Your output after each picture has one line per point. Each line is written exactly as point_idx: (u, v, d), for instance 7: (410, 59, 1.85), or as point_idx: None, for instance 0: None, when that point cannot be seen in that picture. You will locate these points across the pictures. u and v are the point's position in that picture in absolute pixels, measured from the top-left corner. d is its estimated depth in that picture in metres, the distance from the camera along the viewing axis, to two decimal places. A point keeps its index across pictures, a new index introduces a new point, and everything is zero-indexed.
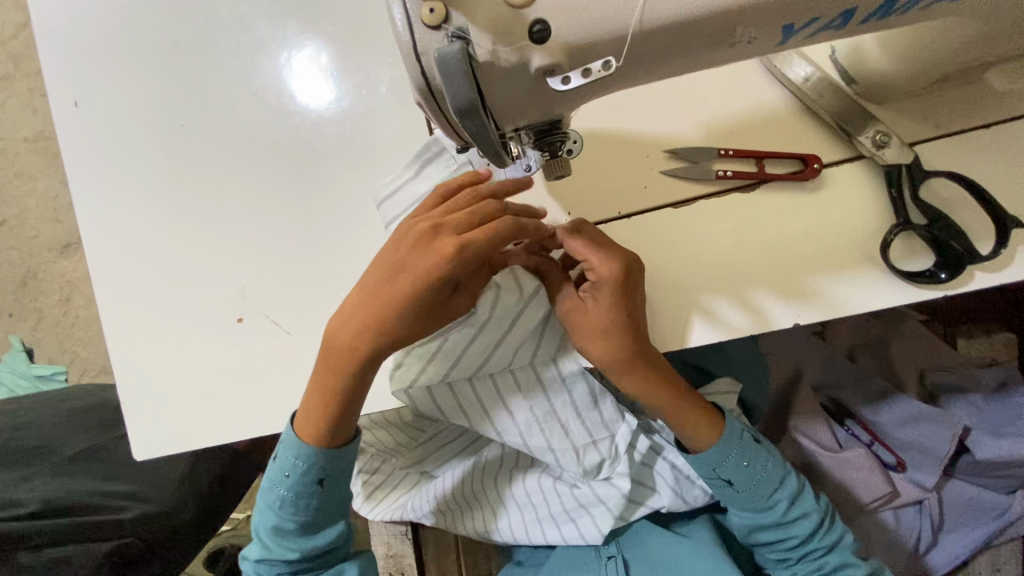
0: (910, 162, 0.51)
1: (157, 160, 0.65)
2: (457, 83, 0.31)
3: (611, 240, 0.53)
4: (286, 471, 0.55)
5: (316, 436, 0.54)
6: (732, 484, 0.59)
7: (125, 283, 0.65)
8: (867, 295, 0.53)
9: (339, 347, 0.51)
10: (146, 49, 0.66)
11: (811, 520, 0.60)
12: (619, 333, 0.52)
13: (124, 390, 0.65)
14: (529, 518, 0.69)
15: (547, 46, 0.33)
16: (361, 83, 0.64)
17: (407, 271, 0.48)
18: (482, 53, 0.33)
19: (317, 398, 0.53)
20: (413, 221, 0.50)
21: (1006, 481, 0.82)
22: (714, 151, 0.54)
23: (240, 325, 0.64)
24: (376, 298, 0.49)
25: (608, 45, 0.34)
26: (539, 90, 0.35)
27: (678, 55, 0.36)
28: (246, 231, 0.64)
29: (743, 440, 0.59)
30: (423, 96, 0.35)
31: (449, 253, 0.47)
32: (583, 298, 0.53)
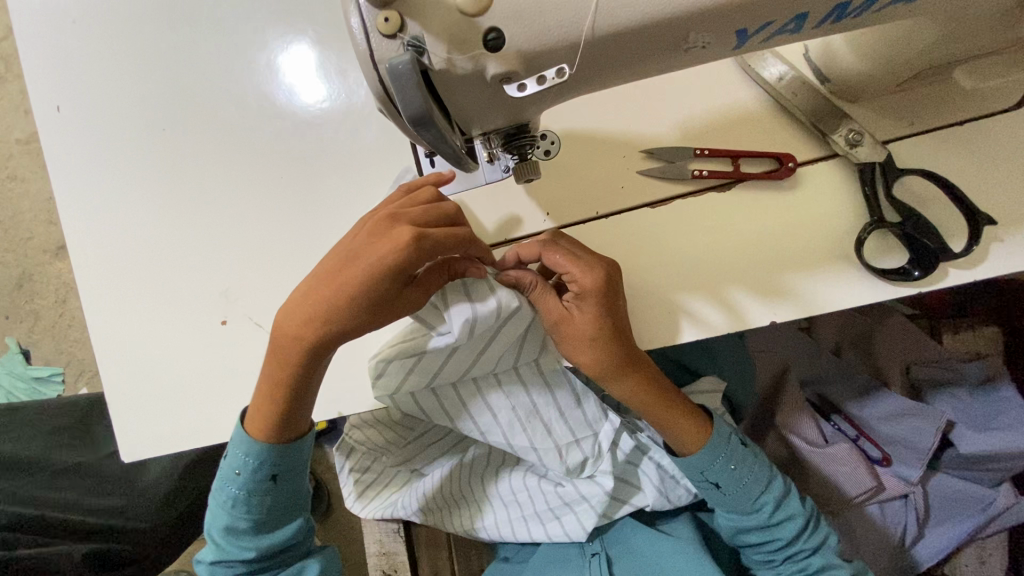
0: (883, 159, 0.51)
1: (140, 164, 0.66)
2: (410, 92, 0.31)
3: (588, 250, 0.53)
4: (238, 469, 0.55)
5: (261, 432, 0.55)
6: (719, 486, 0.59)
7: (111, 287, 0.66)
8: (842, 292, 0.53)
9: (284, 335, 0.49)
10: (128, 52, 0.66)
11: (797, 523, 0.60)
12: (604, 343, 0.53)
13: (110, 392, 0.65)
14: (514, 515, 0.70)
15: (501, 54, 0.33)
16: (341, 85, 0.65)
17: (359, 260, 0.47)
18: (438, 61, 0.33)
19: (267, 383, 0.53)
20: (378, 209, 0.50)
21: (990, 473, 0.82)
22: (689, 151, 0.55)
23: (225, 328, 0.64)
24: (323, 284, 0.48)
25: (562, 52, 0.34)
26: (499, 95, 0.36)
27: (638, 59, 0.36)
28: (228, 234, 0.65)
29: (731, 444, 0.59)
30: (382, 103, 0.35)
31: (402, 245, 0.46)
32: (568, 308, 0.53)
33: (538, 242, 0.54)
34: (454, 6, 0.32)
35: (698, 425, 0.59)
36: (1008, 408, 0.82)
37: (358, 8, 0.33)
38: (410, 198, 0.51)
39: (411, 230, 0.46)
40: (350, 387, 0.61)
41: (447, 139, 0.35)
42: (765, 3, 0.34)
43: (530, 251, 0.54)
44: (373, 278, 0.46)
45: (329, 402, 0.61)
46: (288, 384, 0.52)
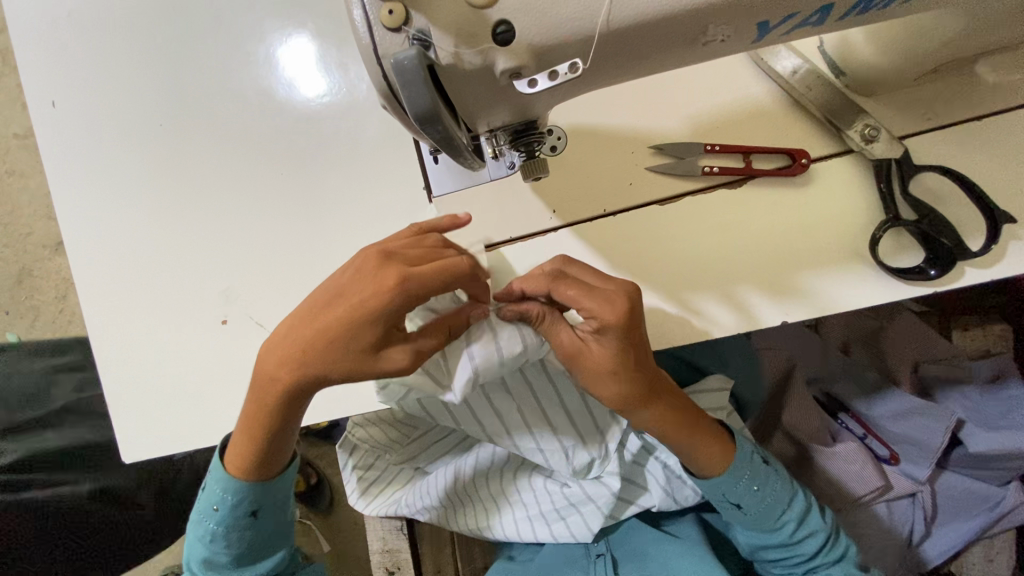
0: (899, 156, 0.50)
1: (139, 162, 0.65)
2: (415, 89, 0.30)
3: (602, 278, 0.50)
4: (215, 505, 0.55)
5: (243, 470, 0.54)
6: (740, 506, 0.59)
7: (110, 286, 0.65)
8: (855, 292, 0.52)
9: (262, 376, 0.48)
10: (124, 46, 0.64)
11: (818, 538, 0.60)
12: (626, 378, 0.50)
13: (111, 393, 0.64)
14: (520, 516, 0.69)
15: (512, 48, 0.32)
16: (343, 79, 0.63)
17: (343, 298, 0.46)
18: (445, 56, 0.32)
19: (246, 419, 0.51)
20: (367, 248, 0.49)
21: (1002, 472, 0.81)
22: (700, 147, 0.53)
23: (225, 328, 0.63)
24: (307, 320, 0.47)
25: (574, 47, 0.33)
26: (507, 91, 0.34)
27: (653, 52, 0.35)
28: (228, 231, 0.64)
29: (753, 463, 0.59)
30: (386, 100, 0.34)
31: (388, 286, 0.44)
32: (586, 343, 0.49)
33: (545, 276, 0.50)
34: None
35: (722, 452, 0.57)
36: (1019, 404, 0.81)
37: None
38: (414, 240, 0.50)
39: (397, 270, 0.45)
40: (353, 388, 0.60)
41: (453, 136, 0.34)
42: None
43: (536, 287, 0.51)
44: (356, 318, 0.45)
45: (332, 403, 0.60)
46: (264, 424, 0.50)
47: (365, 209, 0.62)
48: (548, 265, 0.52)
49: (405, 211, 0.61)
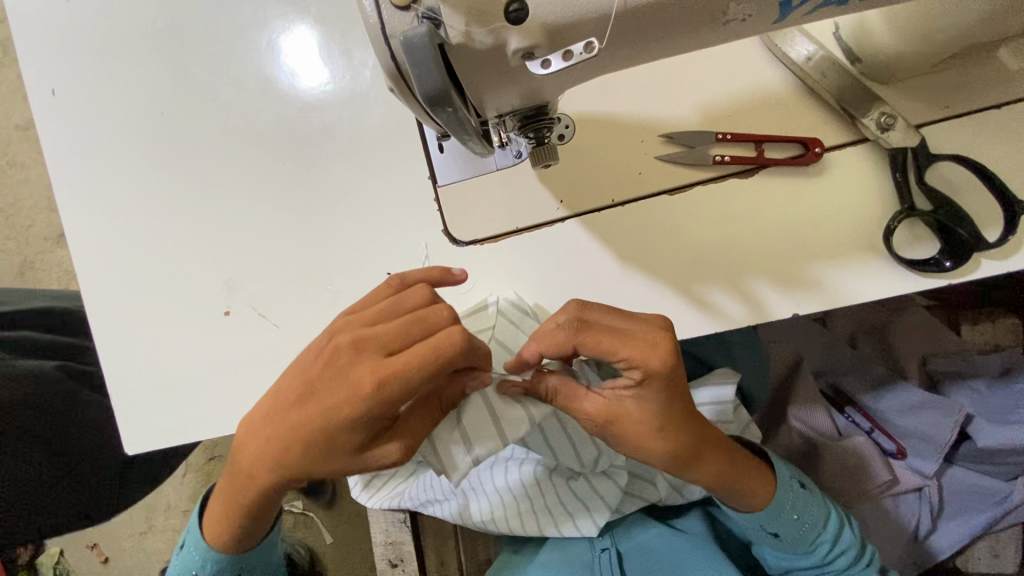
0: (916, 145, 0.49)
1: (139, 150, 0.64)
2: (425, 69, 0.29)
3: (628, 319, 0.47)
4: (194, 570, 0.55)
5: (228, 544, 0.54)
6: (778, 535, 0.60)
7: (111, 277, 0.64)
8: (867, 284, 0.51)
9: (245, 464, 0.48)
10: (123, 33, 0.63)
11: (849, 554, 0.60)
12: (675, 433, 0.48)
13: (113, 383, 0.64)
14: (523, 508, 0.68)
15: (525, 27, 0.31)
16: (346, 66, 0.62)
17: (317, 399, 0.43)
18: (455, 35, 0.31)
19: (231, 499, 0.51)
20: (340, 327, 0.46)
21: (1008, 468, 0.80)
22: (712, 135, 0.52)
23: (228, 319, 0.63)
24: (284, 412, 0.45)
25: (590, 26, 0.32)
26: (519, 73, 0.33)
27: (670, 30, 0.34)
28: (231, 221, 0.63)
29: (793, 490, 0.59)
30: (394, 83, 0.33)
31: (361, 388, 0.41)
32: (624, 399, 0.47)
33: (567, 330, 0.45)
34: None
35: (762, 481, 0.57)
36: None
37: None
38: (394, 309, 0.46)
39: (372, 373, 0.42)
40: None
41: (462, 118, 0.33)
42: None
43: (558, 346, 0.46)
44: (332, 419, 0.42)
45: None
46: (253, 502, 0.50)
47: (369, 199, 0.61)
48: (563, 311, 0.47)
49: (410, 201, 0.60)
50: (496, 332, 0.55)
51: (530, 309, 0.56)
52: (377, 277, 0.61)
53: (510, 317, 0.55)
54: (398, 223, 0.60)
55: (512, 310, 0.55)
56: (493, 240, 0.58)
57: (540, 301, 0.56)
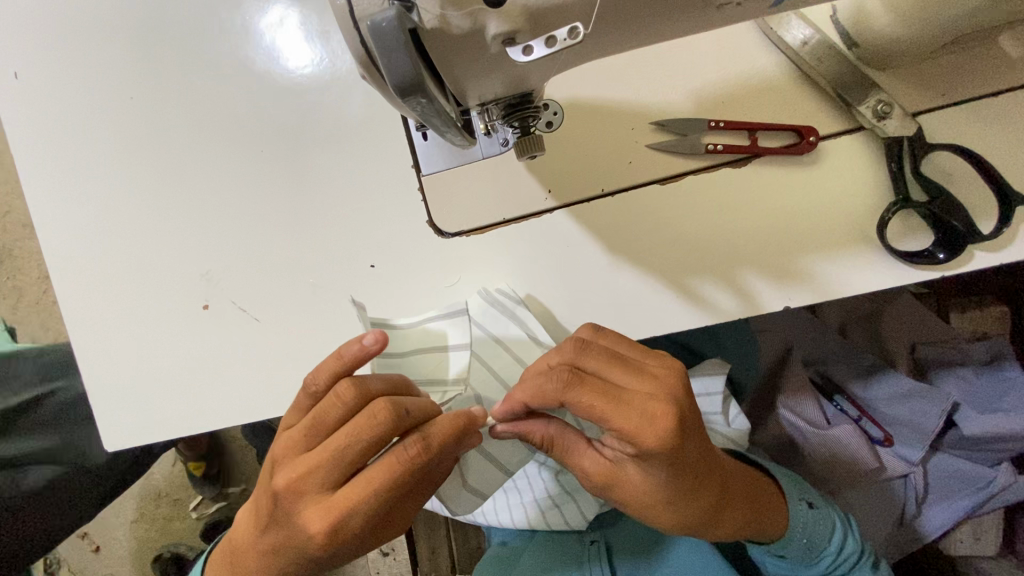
0: (913, 134, 0.47)
1: (109, 139, 0.61)
2: (396, 55, 0.27)
3: (625, 372, 0.44)
4: None
5: None
6: (783, 554, 0.60)
7: (84, 272, 0.62)
8: (862, 276, 0.50)
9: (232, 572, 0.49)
10: (89, 12, 0.60)
11: (852, 562, 0.61)
12: (681, 497, 0.46)
13: (89, 381, 0.62)
14: (514, 501, 0.69)
15: (504, 9, 0.29)
16: (324, 50, 0.60)
17: (283, 533, 0.43)
18: (429, 18, 0.29)
19: None
20: (279, 455, 0.43)
21: (992, 454, 0.81)
22: (704, 123, 0.51)
23: (207, 313, 0.61)
24: (254, 539, 0.45)
25: (576, 9, 0.30)
26: (500, 59, 0.31)
27: (666, 11, 0.32)
28: (208, 211, 0.61)
29: (800, 509, 0.59)
30: (365, 70, 0.30)
31: (323, 522, 0.41)
32: (624, 465, 0.46)
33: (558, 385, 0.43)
34: None
35: (769, 513, 0.57)
36: (1016, 387, 0.80)
37: None
38: (322, 428, 0.43)
39: (327, 514, 0.41)
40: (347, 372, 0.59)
41: (438, 109, 0.31)
42: None
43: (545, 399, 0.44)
44: (304, 549, 0.43)
45: None
46: None
47: (351, 190, 0.59)
48: (556, 361, 0.45)
49: (394, 192, 0.58)
50: (490, 330, 0.55)
51: (519, 299, 0.55)
52: (361, 269, 0.59)
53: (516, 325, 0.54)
54: (382, 214, 0.58)
55: (502, 306, 0.55)
56: (480, 231, 0.56)
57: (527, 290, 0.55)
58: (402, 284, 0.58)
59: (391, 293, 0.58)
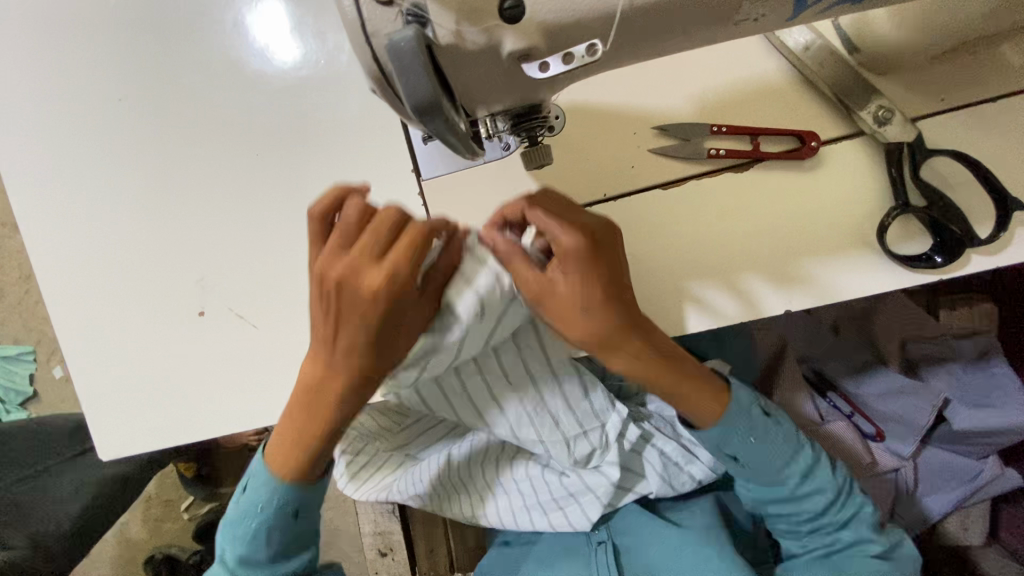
0: (912, 140, 0.47)
1: (97, 141, 0.59)
2: (414, 78, 0.27)
3: (577, 212, 0.45)
4: (261, 505, 0.52)
5: (288, 464, 0.51)
6: (738, 458, 0.56)
7: (73, 277, 0.60)
8: (863, 280, 0.51)
9: (305, 406, 0.49)
10: (75, 9, 0.58)
11: (824, 496, 0.57)
12: (600, 308, 0.44)
13: (80, 388, 0.61)
14: (517, 506, 0.73)
15: (520, 26, 0.29)
16: (319, 50, 0.58)
17: (347, 326, 0.44)
18: (444, 35, 0.28)
19: (291, 446, 0.50)
20: (317, 267, 0.43)
21: (979, 448, 0.83)
22: (706, 128, 0.51)
23: (202, 320, 0.60)
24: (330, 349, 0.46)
25: (592, 26, 0.30)
26: (512, 75, 0.31)
27: (681, 28, 0.32)
28: (202, 216, 0.59)
29: (751, 415, 0.54)
30: (377, 86, 0.30)
31: (376, 293, 0.42)
32: (553, 280, 0.43)
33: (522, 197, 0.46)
34: None
35: (704, 395, 0.52)
36: (1003, 385, 0.82)
37: None
38: (349, 230, 0.43)
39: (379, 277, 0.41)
40: None
41: (454, 128, 0.31)
42: None
43: (514, 210, 0.47)
44: (364, 334, 0.43)
45: None
46: (319, 447, 0.50)
47: None
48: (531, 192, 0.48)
49: (391, 196, 0.57)
50: None
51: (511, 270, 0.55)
52: None
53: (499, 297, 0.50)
54: None
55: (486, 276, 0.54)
56: None
57: None
58: None
59: None
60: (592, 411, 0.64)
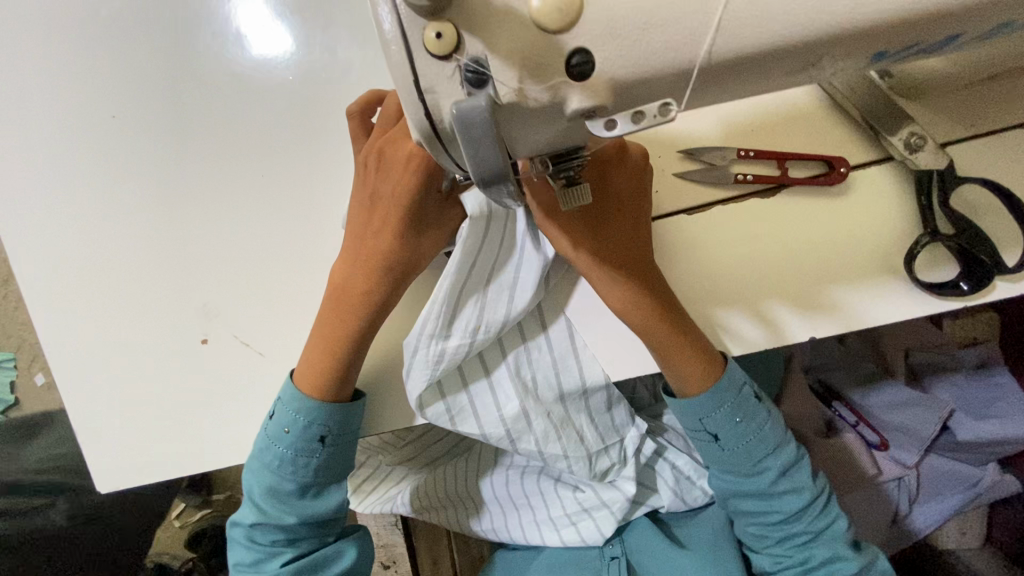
0: (944, 168, 0.46)
1: (90, 163, 0.56)
2: (484, 149, 0.26)
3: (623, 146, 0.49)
4: (287, 427, 0.53)
5: (314, 369, 0.53)
6: (717, 439, 0.52)
7: (65, 302, 0.57)
8: (888, 308, 0.50)
9: (340, 294, 0.52)
10: (68, 23, 0.55)
11: (801, 498, 0.53)
12: (597, 231, 0.48)
13: (74, 418, 0.58)
14: (528, 520, 0.73)
15: (589, 83, 0.28)
16: (326, 65, 0.56)
17: (387, 196, 0.50)
18: (506, 93, 0.28)
19: (319, 343, 0.53)
20: (361, 150, 0.51)
21: (982, 455, 0.84)
22: (733, 152, 0.49)
23: (205, 347, 0.57)
24: (369, 227, 0.51)
25: (654, 75, 0.29)
26: (568, 127, 0.30)
27: (742, 78, 0.31)
28: (203, 239, 0.57)
29: (740, 395, 0.51)
30: (427, 141, 0.30)
31: (409, 161, 0.49)
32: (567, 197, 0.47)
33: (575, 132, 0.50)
34: (531, 21, 0.26)
35: (687, 350, 0.49)
36: (1003, 395, 0.83)
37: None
38: (385, 115, 0.50)
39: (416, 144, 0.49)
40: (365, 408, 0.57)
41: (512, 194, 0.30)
42: (925, 22, 0.30)
43: None
44: (399, 204, 0.50)
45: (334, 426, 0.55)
46: (350, 341, 0.52)
47: None
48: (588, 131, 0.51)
49: None
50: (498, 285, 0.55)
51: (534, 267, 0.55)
52: None
53: (520, 268, 0.51)
54: None
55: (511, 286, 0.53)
56: None
57: (551, 306, 0.55)
58: (416, 311, 0.56)
59: (405, 322, 0.56)
60: (614, 425, 0.64)
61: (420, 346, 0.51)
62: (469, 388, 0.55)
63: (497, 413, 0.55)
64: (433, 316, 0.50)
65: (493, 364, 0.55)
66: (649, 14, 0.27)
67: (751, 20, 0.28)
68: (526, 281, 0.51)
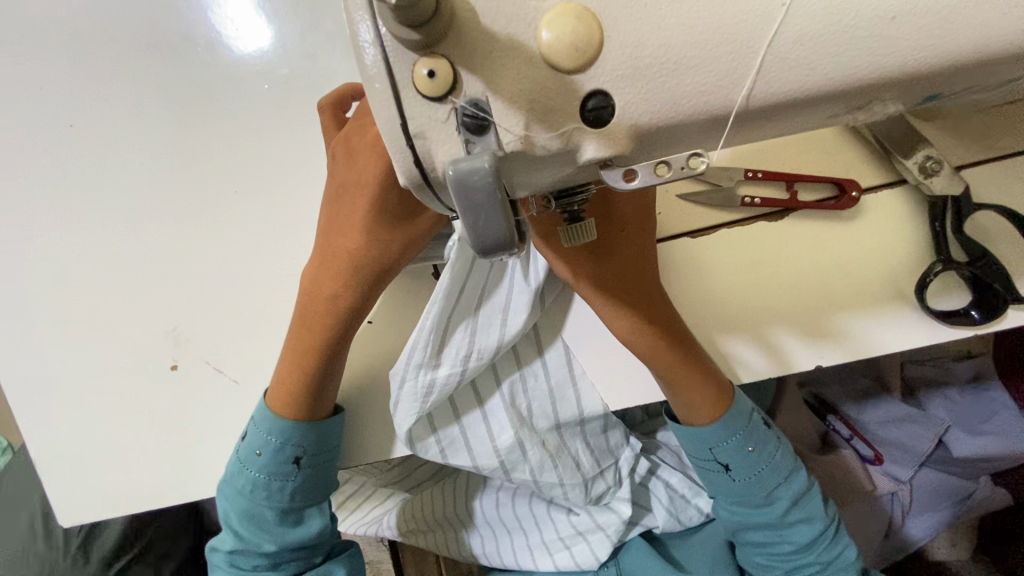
0: (959, 193, 0.45)
1: (48, 175, 0.52)
2: (489, 214, 0.23)
3: None
4: (259, 449, 0.50)
5: (286, 382, 0.49)
6: (728, 470, 0.50)
7: (19, 324, 0.53)
8: (899, 336, 0.48)
9: (308, 301, 0.48)
10: (24, 22, 0.50)
11: (813, 527, 0.51)
12: (600, 256, 0.45)
13: (32, 449, 0.54)
14: (519, 544, 0.69)
15: (607, 130, 0.26)
16: (306, 73, 0.52)
17: (350, 190, 0.45)
18: (511, 140, 0.25)
19: (290, 353, 0.49)
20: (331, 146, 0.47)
21: (976, 471, 0.82)
22: (740, 173, 0.47)
23: (175, 373, 0.53)
24: (334, 226, 0.46)
25: (674, 115, 0.26)
26: (577, 171, 0.28)
27: (770, 120, 0.28)
28: (172, 257, 0.52)
29: (751, 422, 0.49)
30: (417, 189, 0.27)
31: (374, 149, 0.43)
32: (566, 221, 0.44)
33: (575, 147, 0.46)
34: (541, 58, 0.24)
35: (693, 377, 0.47)
36: (1000, 410, 0.82)
37: (372, 26, 0.23)
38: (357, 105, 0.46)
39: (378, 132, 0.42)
40: (349, 437, 0.54)
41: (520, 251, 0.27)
42: (979, 63, 0.27)
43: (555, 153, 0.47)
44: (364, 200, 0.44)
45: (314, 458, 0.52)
46: (318, 352, 0.48)
47: None
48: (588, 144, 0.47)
49: None
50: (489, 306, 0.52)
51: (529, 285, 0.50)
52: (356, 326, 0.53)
53: (512, 292, 0.48)
54: None
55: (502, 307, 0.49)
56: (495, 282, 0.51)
57: (546, 326, 0.52)
58: (406, 338, 0.53)
59: (392, 348, 0.53)
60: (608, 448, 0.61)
61: (408, 375, 0.48)
62: (461, 421, 0.52)
63: (490, 444, 0.52)
64: (420, 346, 0.47)
65: (486, 394, 0.52)
66: (678, 55, 0.25)
67: (793, 62, 0.26)
68: (519, 306, 0.48)
